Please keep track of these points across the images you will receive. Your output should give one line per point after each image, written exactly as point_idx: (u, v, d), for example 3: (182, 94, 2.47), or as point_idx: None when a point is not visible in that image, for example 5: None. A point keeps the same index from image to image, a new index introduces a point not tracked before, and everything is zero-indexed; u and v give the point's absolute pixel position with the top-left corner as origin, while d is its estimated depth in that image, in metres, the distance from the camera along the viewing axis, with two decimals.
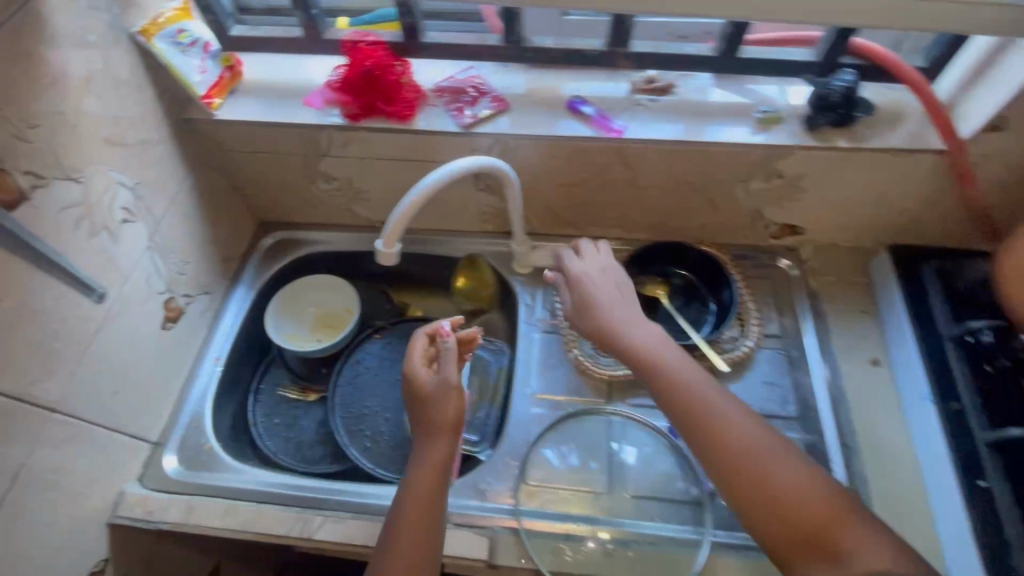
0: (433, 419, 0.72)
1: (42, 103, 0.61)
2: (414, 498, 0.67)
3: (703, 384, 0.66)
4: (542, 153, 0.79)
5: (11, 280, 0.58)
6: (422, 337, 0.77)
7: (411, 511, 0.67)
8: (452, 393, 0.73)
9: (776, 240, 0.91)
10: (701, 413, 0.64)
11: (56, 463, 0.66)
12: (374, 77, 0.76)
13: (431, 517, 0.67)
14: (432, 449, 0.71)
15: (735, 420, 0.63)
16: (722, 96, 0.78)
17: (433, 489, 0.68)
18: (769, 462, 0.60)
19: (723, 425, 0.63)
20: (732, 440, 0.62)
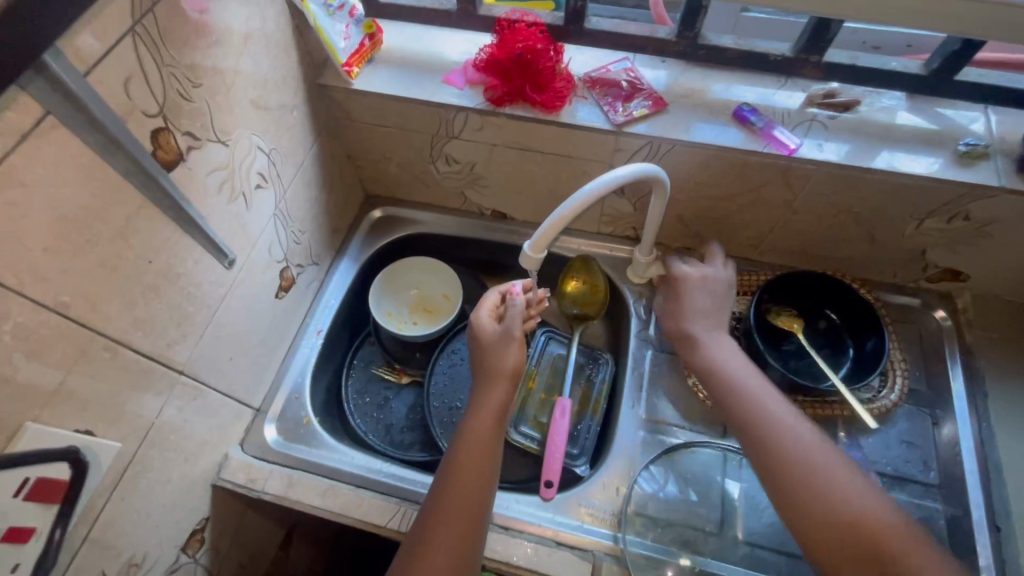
0: (493, 367, 0.69)
1: (204, 61, 0.58)
2: (470, 448, 0.63)
3: (784, 421, 0.61)
4: (697, 162, 0.73)
5: (162, 241, 0.57)
6: (493, 294, 0.74)
7: (465, 465, 0.62)
8: (513, 342, 0.70)
9: (931, 283, 0.83)
10: (781, 454, 0.59)
11: (177, 425, 0.65)
12: (527, 61, 0.71)
13: (487, 474, 0.62)
14: (488, 398, 0.67)
15: (819, 462, 0.57)
16: (911, 121, 0.69)
17: (486, 444, 0.64)
18: (852, 510, 0.54)
19: (804, 466, 0.57)
20: (817, 497, 0.55)
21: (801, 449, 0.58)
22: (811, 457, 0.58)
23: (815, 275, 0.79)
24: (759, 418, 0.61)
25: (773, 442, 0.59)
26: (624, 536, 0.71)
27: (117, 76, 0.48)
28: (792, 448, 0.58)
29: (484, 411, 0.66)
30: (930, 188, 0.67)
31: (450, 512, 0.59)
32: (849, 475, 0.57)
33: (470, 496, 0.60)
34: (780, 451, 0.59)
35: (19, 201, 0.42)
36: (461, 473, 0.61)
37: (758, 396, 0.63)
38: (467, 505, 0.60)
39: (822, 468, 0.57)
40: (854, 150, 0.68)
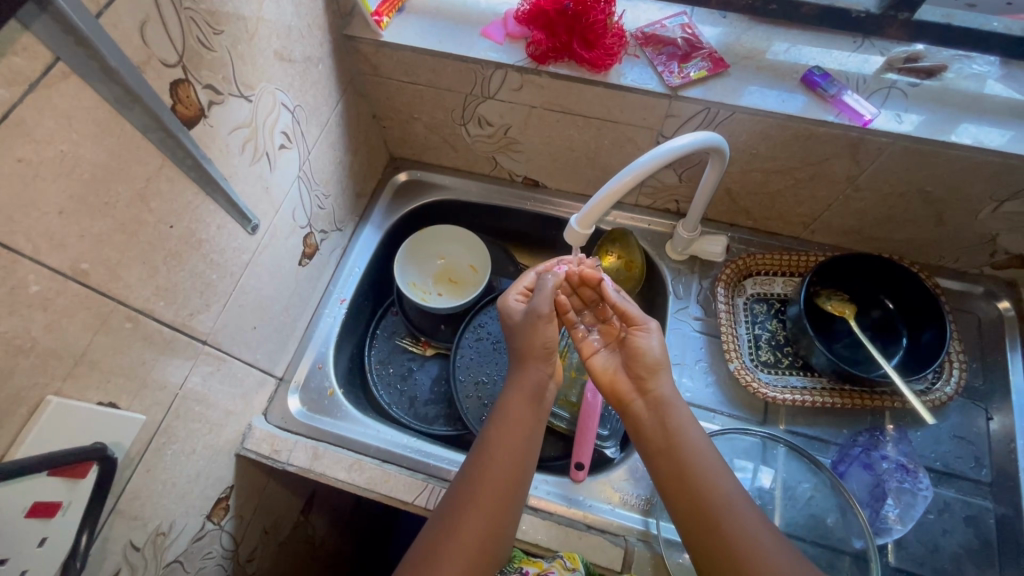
0: (524, 350, 0.66)
1: (225, 5, 0.53)
2: (500, 431, 0.62)
3: (716, 459, 0.58)
4: (757, 131, 0.66)
5: (182, 203, 0.53)
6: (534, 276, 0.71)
7: (500, 446, 0.61)
8: (539, 323, 0.64)
9: (995, 269, 0.77)
10: (696, 491, 0.56)
11: (202, 395, 0.63)
12: (576, 14, 0.64)
13: (519, 461, 0.60)
14: (524, 380, 0.65)
15: (745, 509, 0.55)
16: (1002, 90, 0.63)
17: (520, 424, 0.62)
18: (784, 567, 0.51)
19: (708, 502, 0.55)
20: (725, 538, 0.53)
21: (739, 500, 0.56)
22: (722, 496, 0.55)
23: (873, 258, 0.74)
24: (675, 443, 0.59)
25: (685, 471, 0.57)
26: (656, 523, 0.68)
27: (132, 20, 0.43)
28: (719, 491, 0.56)
29: (515, 392, 0.65)
30: (1019, 165, 0.60)
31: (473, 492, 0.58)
32: (778, 538, 0.54)
33: (499, 476, 0.59)
34: (687, 475, 0.57)
35: (30, 159, 0.38)
36: (493, 453, 0.60)
37: (683, 425, 0.60)
38: (499, 484, 0.58)
39: (759, 526, 0.54)
40: (935, 122, 0.61)
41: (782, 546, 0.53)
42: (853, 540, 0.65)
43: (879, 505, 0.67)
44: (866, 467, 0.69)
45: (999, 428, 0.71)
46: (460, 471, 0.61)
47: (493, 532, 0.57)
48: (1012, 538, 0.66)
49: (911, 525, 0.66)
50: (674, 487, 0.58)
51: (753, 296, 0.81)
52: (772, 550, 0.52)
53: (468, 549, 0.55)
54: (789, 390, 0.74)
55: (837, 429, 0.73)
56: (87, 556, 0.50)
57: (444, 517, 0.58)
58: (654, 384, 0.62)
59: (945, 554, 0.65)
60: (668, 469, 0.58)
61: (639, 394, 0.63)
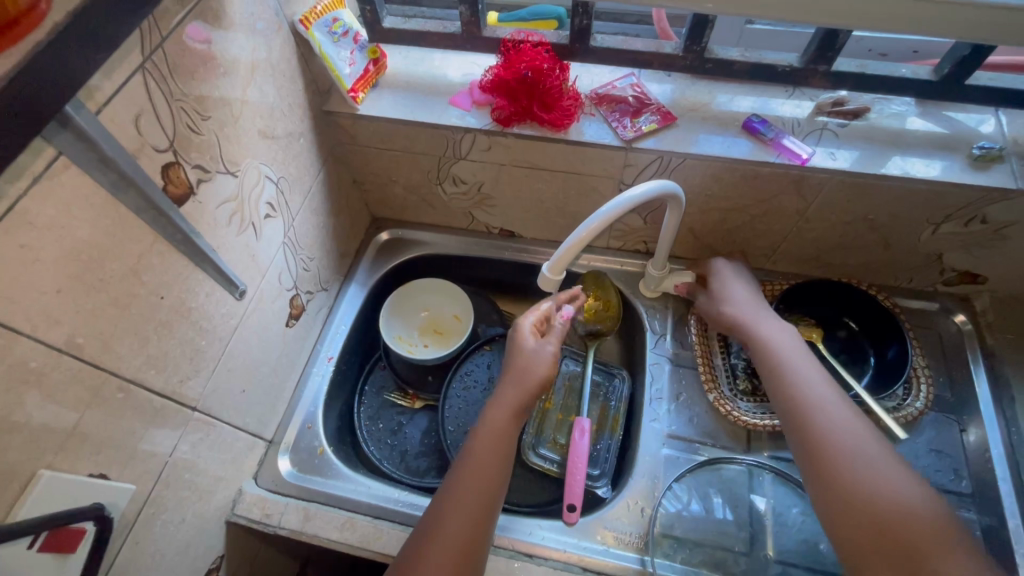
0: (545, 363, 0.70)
1: (212, 93, 0.58)
2: (479, 453, 0.62)
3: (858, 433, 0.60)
4: (708, 174, 0.72)
5: (173, 275, 0.56)
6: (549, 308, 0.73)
7: (482, 458, 0.62)
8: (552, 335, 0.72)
9: (947, 286, 0.82)
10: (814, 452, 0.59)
11: (191, 462, 0.64)
12: (531, 81, 0.71)
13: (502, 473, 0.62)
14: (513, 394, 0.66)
15: (870, 455, 0.58)
16: (922, 125, 0.69)
17: (497, 444, 0.63)
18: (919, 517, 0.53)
19: (827, 468, 0.58)
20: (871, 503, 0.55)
21: (865, 462, 0.57)
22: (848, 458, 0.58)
23: (833, 283, 0.78)
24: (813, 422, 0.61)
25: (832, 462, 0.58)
26: (652, 560, 0.68)
27: (127, 114, 0.48)
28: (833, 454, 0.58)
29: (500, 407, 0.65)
30: (947, 192, 0.66)
31: (466, 489, 0.60)
32: (897, 470, 0.57)
33: (483, 494, 0.60)
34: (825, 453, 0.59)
35: (31, 245, 0.41)
36: (478, 454, 0.62)
37: (803, 374, 0.65)
38: (478, 502, 0.59)
39: (872, 453, 0.58)
40: (866, 158, 0.67)
41: (909, 489, 0.55)
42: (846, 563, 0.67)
43: None
44: None
45: (972, 438, 0.74)
46: (446, 479, 0.63)
47: (481, 530, 0.58)
48: (999, 549, 0.67)
49: None
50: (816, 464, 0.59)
51: None
52: (889, 483, 0.56)
53: (452, 554, 0.56)
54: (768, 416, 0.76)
55: None
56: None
57: (422, 533, 0.58)
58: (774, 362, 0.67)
59: None
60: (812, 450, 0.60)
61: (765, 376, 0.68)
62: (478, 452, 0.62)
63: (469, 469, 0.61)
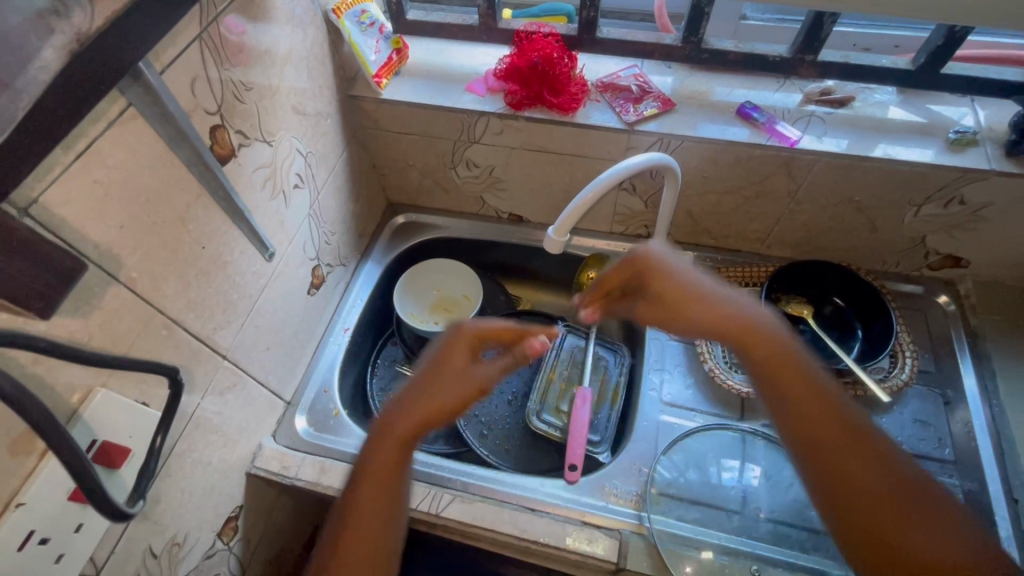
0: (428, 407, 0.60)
1: (255, 67, 0.64)
2: (363, 488, 0.59)
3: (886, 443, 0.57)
4: (706, 156, 0.78)
5: (214, 229, 0.62)
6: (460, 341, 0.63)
7: (364, 496, 0.58)
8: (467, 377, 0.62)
9: (934, 270, 0.86)
10: (870, 458, 0.55)
11: (219, 410, 0.69)
12: (542, 67, 0.77)
13: (387, 500, 0.59)
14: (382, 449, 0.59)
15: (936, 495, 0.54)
16: (902, 115, 0.75)
17: (375, 504, 0.58)
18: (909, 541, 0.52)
19: (903, 485, 0.54)
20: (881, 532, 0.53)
21: (921, 477, 0.55)
22: (891, 455, 0.56)
23: (822, 263, 0.83)
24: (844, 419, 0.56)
25: (902, 489, 0.54)
26: (649, 516, 0.71)
27: (184, 78, 0.54)
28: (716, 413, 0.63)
29: (370, 464, 0.59)
30: (927, 173, 0.71)
31: (353, 526, 0.57)
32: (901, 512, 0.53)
33: (370, 530, 0.58)
34: (874, 464, 0.55)
35: (103, 181, 0.47)
36: (359, 489, 0.59)
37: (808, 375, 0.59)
38: (363, 538, 0.57)
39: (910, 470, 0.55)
40: (851, 141, 0.73)
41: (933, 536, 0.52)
42: None
43: None
44: None
45: (956, 411, 0.77)
46: (332, 514, 0.60)
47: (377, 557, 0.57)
48: (979, 513, 0.70)
49: None
50: (837, 466, 0.55)
51: None
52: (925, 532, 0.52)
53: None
54: None
55: None
56: (144, 501, 0.54)
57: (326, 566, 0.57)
58: (689, 310, 0.61)
59: None
60: (827, 457, 0.55)
61: (682, 318, 0.62)
62: (361, 486, 0.59)
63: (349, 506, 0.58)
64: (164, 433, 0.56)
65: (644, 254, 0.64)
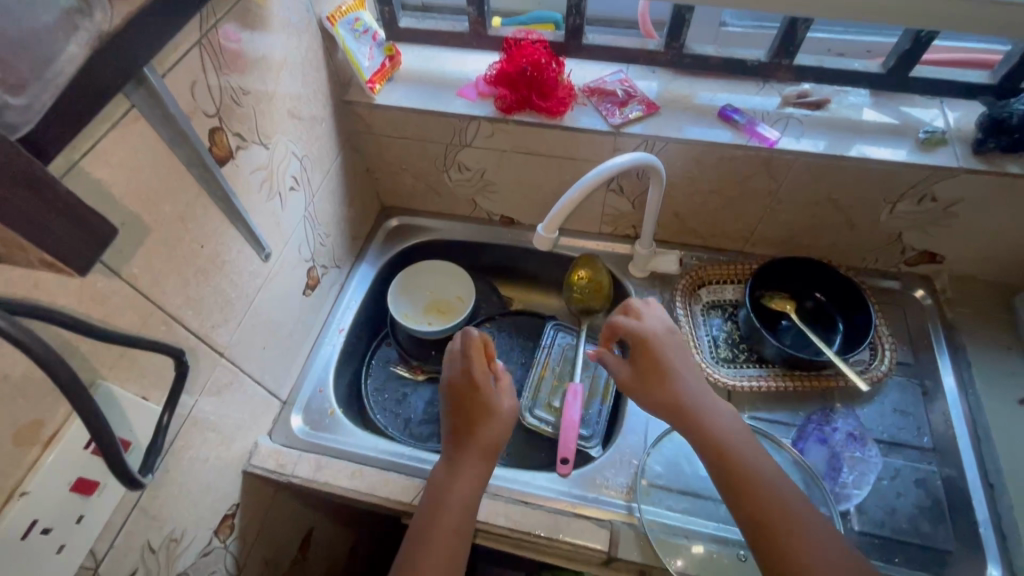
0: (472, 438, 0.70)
1: (253, 73, 0.66)
2: (438, 506, 0.66)
3: (781, 484, 0.62)
4: (689, 157, 0.81)
5: (212, 229, 0.63)
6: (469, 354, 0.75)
7: (445, 515, 0.65)
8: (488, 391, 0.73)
9: (910, 267, 0.90)
10: (756, 509, 0.60)
11: (216, 407, 0.70)
12: (531, 72, 0.79)
13: (464, 517, 0.66)
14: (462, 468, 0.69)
15: (803, 521, 0.60)
16: (876, 116, 0.78)
17: (455, 515, 0.66)
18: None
19: (777, 527, 0.59)
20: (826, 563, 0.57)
21: (803, 514, 0.60)
22: (773, 498, 0.61)
23: (803, 260, 0.85)
24: (724, 445, 0.64)
25: (772, 526, 0.59)
26: (639, 506, 0.73)
27: (185, 82, 0.56)
28: (760, 475, 0.62)
29: (444, 477, 0.69)
30: (900, 172, 0.74)
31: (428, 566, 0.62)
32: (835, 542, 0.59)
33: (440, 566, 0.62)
34: (752, 496, 0.61)
35: (106, 181, 0.48)
36: (440, 509, 0.66)
37: (718, 415, 0.67)
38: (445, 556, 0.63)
39: (796, 505, 0.60)
40: (828, 141, 0.76)
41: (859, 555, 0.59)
42: (818, 509, 0.71)
43: (837, 475, 0.74)
44: (821, 441, 0.76)
45: (934, 401, 0.80)
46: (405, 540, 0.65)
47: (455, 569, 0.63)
48: (957, 498, 0.72)
49: (868, 489, 0.73)
50: (741, 498, 0.61)
51: (708, 303, 0.91)
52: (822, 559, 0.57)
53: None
54: (746, 379, 0.82)
55: (794, 412, 0.81)
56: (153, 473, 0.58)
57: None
58: (701, 421, 0.66)
59: (901, 515, 0.71)
60: (737, 481, 0.62)
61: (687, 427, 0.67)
62: (441, 511, 0.66)
63: (428, 524, 0.65)
64: (172, 411, 0.58)
65: (644, 358, 0.70)
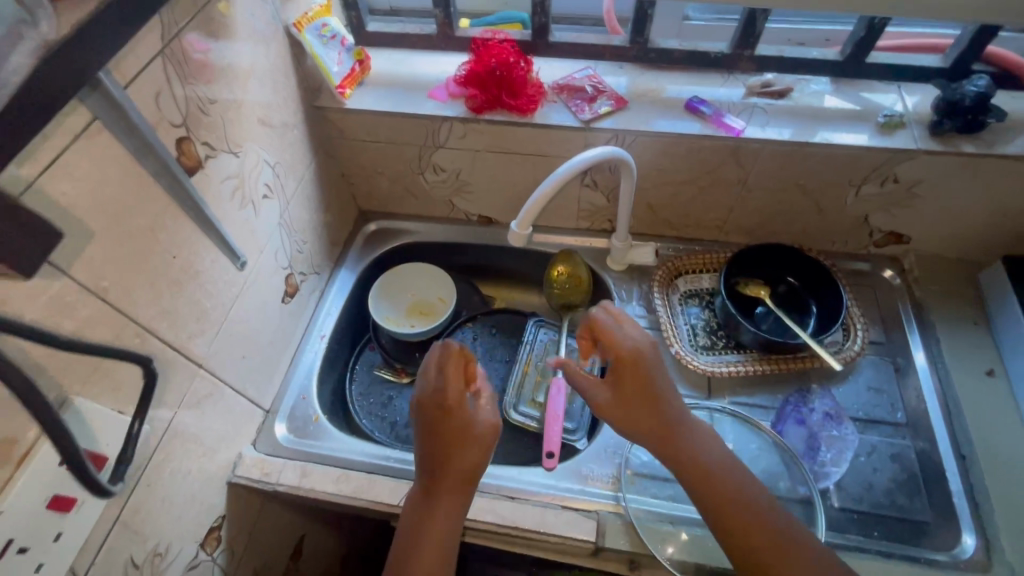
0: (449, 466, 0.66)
1: (219, 81, 0.66)
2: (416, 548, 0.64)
3: (765, 512, 0.61)
4: (659, 149, 0.82)
5: (184, 239, 0.63)
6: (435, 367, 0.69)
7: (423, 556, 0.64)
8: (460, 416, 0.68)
9: (879, 248, 0.92)
10: (738, 538, 0.60)
11: (197, 419, 0.69)
12: (500, 72, 0.80)
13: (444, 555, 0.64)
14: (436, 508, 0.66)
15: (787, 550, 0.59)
16: (839, 102, 0.80)
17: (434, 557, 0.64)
18: None
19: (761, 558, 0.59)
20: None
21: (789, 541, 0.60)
22: (758, 528, 0.60)
23: (775, 246, 0.87)
24: (709, 473, 0.63)
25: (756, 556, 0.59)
26: (624, 495, 0.74)
27: (148, 91, 0.55)
28: (745, 503, 0.61)
29: (418, 517, 0.66)
30: (863, 155, 0.76)
31: None
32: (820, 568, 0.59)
33: None
34: (738, 530, 0.60)
35: (71, 193, 0.48)
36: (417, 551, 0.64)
37: (703, 446, 0.65)
38: None
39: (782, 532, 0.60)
40: (792, 129, 0.77)
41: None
42: (798, 488, 0.73)
43: (815, 454, 0.76)
44: (799, 422, 0.78)
45: (907, 378, 0.82)
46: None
47: None
48: (931, 471, 0.74)
49: (845, 466, 0.75)
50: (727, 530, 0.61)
51: (685, 292, 0.93)
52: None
53: None
54: (725, 365, 0.84)
55: (772, 395, 0.82)
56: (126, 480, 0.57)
57: None
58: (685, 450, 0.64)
59: (879, 489, 0.73)
60: (721, 514, 0.61)
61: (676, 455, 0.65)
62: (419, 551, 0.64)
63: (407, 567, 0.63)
64: (142, 420, 0.58)
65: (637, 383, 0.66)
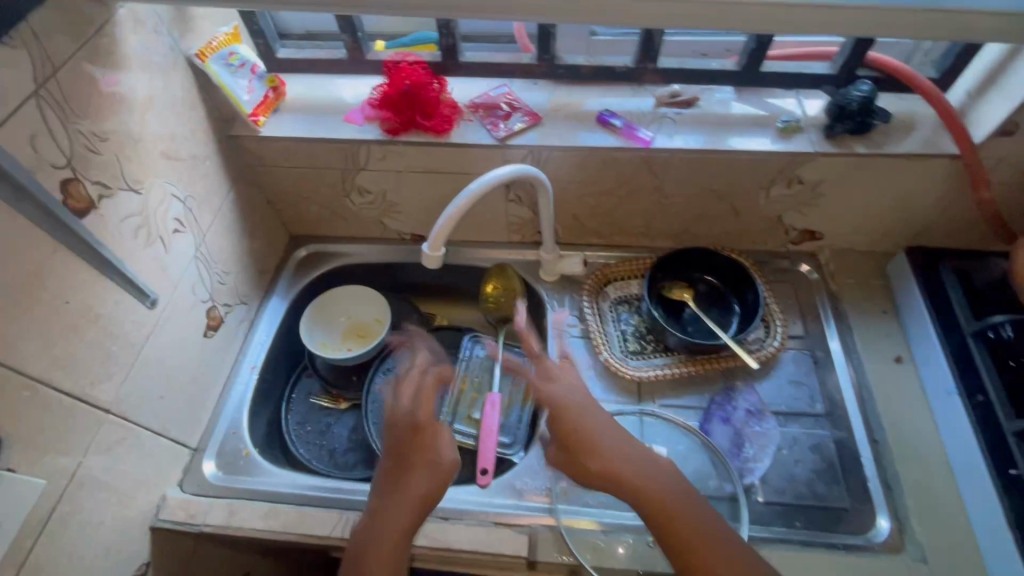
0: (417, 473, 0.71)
1: (111, 118, 0.65)
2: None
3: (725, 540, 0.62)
4: (575, 162, 0.83)
5: (78, 283, 0.61)
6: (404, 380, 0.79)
7: None
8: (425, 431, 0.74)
9: (797, 245, 0.95)
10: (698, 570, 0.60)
11: (108, 467, 0.67)
12: (412, 94, 0.80)
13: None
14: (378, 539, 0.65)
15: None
16: (744, 109, 0.83)
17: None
18: None
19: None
20: None
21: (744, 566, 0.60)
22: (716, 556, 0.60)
23: (694, 250, 0.90)
24: (670, 509, 0.63)
25: None
26: (556, 508, 0.75)
27: (21, 135, 0.54)
28: (708, 534, 0.62)
29: (361, 556, 0.65)
30: (766, 160, 0.79)
31: None
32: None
33: None
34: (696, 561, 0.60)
35: None
36: None
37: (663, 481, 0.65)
38: None
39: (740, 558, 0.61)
40: (698, 137, 0.80)
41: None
42: (725, 486, 0.75)
43: (740, 451, 0.78)
44: (724, 421, 0.81)
45: (825, 369, 0.85)
46: None
47: None
48: (848, 459, 0.77)
49: (767, 460, 0.77)
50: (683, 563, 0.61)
51: (615, 299, 0.94)
52: None
53: None
54: (653, 369, 0.85)
55: (700, 396, 0.84)
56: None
57: None
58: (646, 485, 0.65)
59: (800, 481, 0.76)
60: (679, 547, 0.61)
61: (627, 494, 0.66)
62: None
63: None
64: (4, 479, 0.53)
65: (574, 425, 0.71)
